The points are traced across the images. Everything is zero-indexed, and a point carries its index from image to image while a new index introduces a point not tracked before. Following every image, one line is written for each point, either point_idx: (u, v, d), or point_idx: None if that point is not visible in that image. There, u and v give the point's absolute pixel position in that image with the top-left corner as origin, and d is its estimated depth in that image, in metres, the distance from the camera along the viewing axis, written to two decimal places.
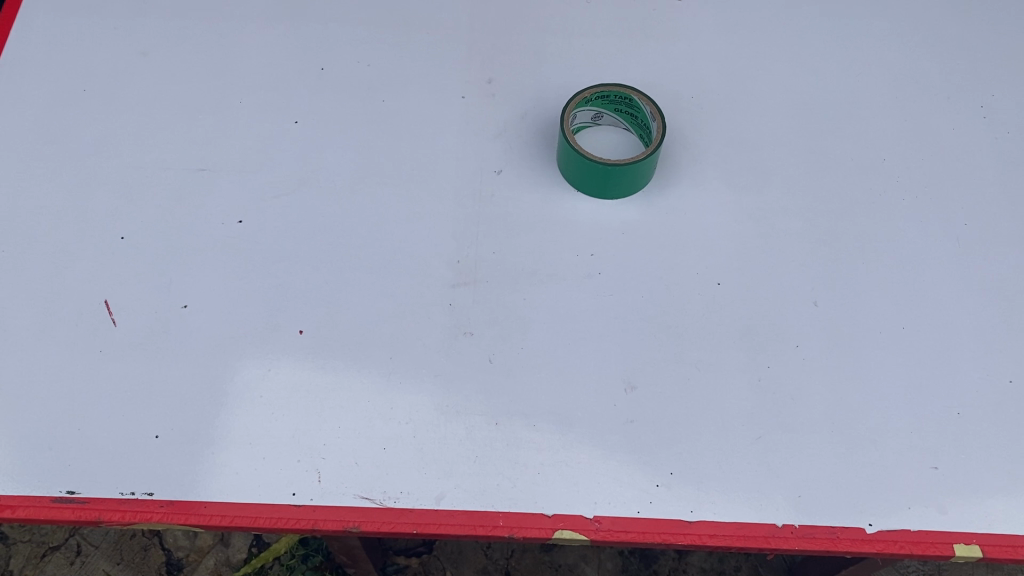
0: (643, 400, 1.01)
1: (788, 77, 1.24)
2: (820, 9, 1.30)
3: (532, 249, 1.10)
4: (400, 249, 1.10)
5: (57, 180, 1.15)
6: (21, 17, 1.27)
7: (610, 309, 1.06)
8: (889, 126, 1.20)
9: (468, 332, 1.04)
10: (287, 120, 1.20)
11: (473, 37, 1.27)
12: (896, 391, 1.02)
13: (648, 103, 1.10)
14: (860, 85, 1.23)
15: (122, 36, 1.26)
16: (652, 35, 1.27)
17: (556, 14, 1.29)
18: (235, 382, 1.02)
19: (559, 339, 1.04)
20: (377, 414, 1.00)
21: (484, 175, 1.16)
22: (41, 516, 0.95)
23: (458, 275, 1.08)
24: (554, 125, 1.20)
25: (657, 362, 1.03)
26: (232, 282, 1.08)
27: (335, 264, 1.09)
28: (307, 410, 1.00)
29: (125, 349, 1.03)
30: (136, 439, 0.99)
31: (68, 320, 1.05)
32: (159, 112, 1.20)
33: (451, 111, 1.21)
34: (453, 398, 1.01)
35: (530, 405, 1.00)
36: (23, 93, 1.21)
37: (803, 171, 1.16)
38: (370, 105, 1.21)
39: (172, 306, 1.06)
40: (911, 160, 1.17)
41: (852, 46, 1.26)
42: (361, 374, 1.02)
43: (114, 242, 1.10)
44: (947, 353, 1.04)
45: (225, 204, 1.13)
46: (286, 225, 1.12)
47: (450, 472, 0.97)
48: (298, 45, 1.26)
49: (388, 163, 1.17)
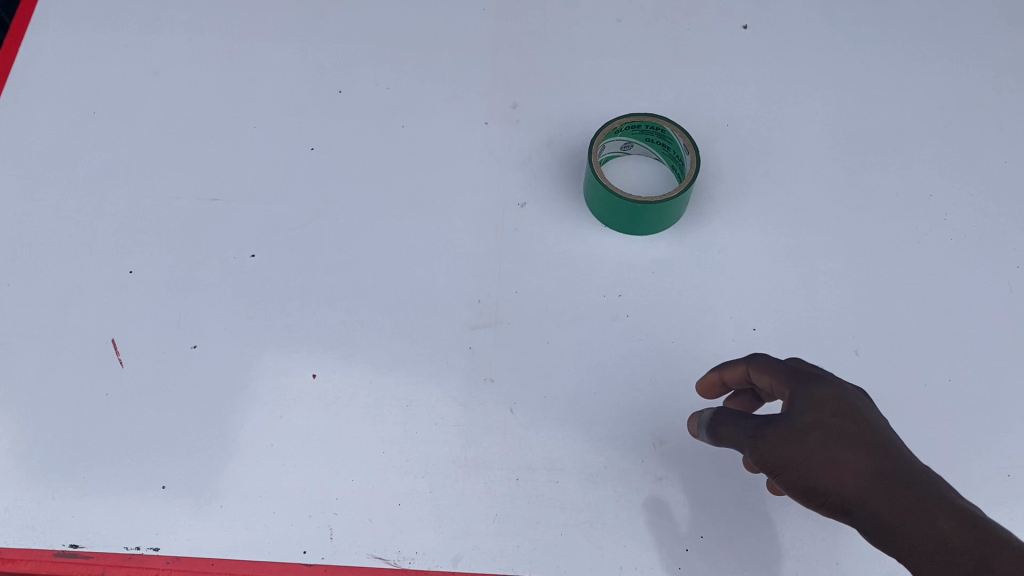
0: (672, 455, 0.96)
1: (829, 102, 1.17)
2: (865, 29, 1.23)
3: (556, 289, 1.05)
4: (418, 288, 1.05)
5: (64, 209, 1.10)
6: (29, 34, 1.23)
7: (639, 356, 1.01)
8: (937, 158, 1.13)
9: (488, 377, 1.00)
10: (302, 146, 1.15)
11: (498, 58, 1.21)
12: (942, 450, 0.96)
13: (681, 135, 1.04)
14: (907, 113, 1.16)
15: (134, 55, 1.22)
16: (686, 56, 1.21)
17: (585, 33, 1.23)
18: (245, 430, 0.98)
19: (584, 387, 0.99)
20: (391, 467, 0.95)
21: (506, 207, 1.10)
22: (43, 570, 0.92)
23: (478, 316, 1.03)
24: (581, 152, 1.15)
25: (688, 415, 0.98)
26: (243, 321, 1.03)
27: (350, 302, 1.04)
28: (320, 462, 0.96)
29: (132, 392, 0.99)
30: (142, 490, 0.95)
31: (74, 360, 1.01)
32: (171, 137, 1.16)
33: (473, 138, 1.15)
34: (471, 450, 0.96)
35: (553, 459, 0.96)
36: (31, 115, 1.17)
37: (845, 206, 1.10)
38: (388, 131, 1.16)
39: (181, 345, 1.02)
40: (961, 196, 1.11)
41: (898, 71, 1.20)
42: (375, 422, 0.97)
43: (122, 276, 1.06)
44: (997, 409, 0.98)
45: (237, 237, 1.09)
46: (300, 260, 1.07)
47: (468, 532, 0.92)
48: (314, 66, 1.20)
49: (406, 193, 1.11)
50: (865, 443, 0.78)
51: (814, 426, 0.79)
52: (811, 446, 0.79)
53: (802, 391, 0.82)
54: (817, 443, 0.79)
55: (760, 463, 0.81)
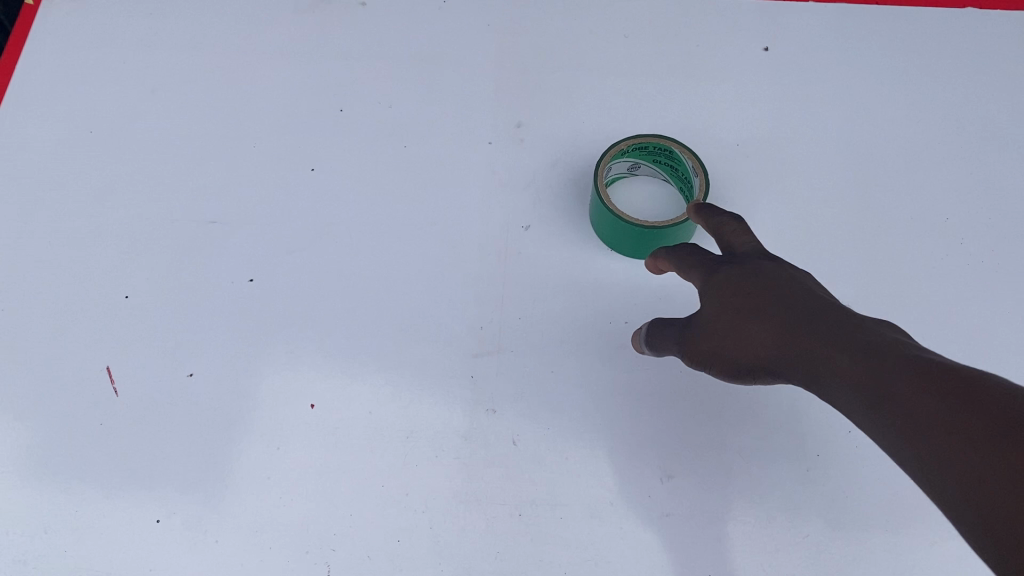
0: (681, 490, 0.93)
1: (842, 122, 1.15)
2: (880, 45, 1.20)
3: (561, 316, 1.02)
4: (419, 314, 1.03)
5: (60, 232, 1.08)
6: (26, 49, 1.20)
7: (645, 386, 0.98)
8: (954, 179, 1.12)
9: (490, 409, 0.97)
10: (303, 167, 1.12)
11: (502, 76, 1.18)
12: None
13: (690, 157, 1.00)
14: (923, 132, 1.15)
15: (132, 73, 1.20)
16: (695, 74, 1.18)
17: (592, 50, 1.20)
18: (242, 462, 0.95)
19: (590, 419, 0.97)
20: (391, 502, 0.93)
21: (511, 230, 1.08)
22: None
23: (481, 344, 1.00)
24: (587, 172, 1.12)
25: (697, 448, 0.95)
26: (240, 348, 1.01)
27: (350, 328, 1.02)
28: (317, 495, 0.93)
29: (127, 422, 0.97)
30: (137, 524, 0.93)
31: (68, 389, 0.99)
32: (169, 157, 1.14)
33: (477, 158, 1.13)
34: (473, 484, 0.94)
35: (558, 495, 0.93)
36: (27, 134, 1.15)
37: (855, 233, 1.08)
38: (390, 151, 1.13)
39: (177, 374, 1.00)
40: (973, 223, 1.09)
41: (913, 89, 1.17)
42: (375, 455, 0.95)
43: (118, 301, 1.04)
44: None
45: (235, 261, 1.06)
46: (299, 285, 1.05)
47: (469, 570, 0.91)
48: (314, 83, 1.18)
49: (408, 216, 1.09)
50: (779, 301, 0.73)
51: (722, 300, 0.76)
52: (724, 326, 0.75)
53: (714, 276, 0.79)
54: (729, 331, 0.74)
55: (695, 360, 0.78)
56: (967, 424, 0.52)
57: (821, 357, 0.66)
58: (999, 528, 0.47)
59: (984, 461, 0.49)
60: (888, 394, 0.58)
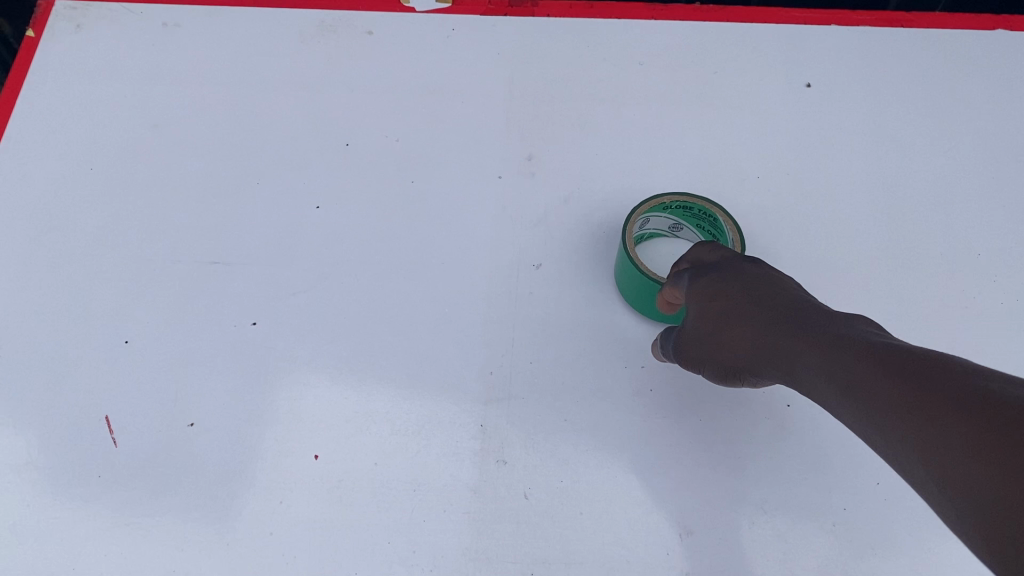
0: (700, 547, 0.89)
1: (866, 153, 1.11)
2: (904, 73, 1.17)
3: (574, 360, 0.98)
4: (427, 358, 0.99)
5: (59, 274, 1.06)
6: (28, 84, 1.18)
7: (662, 435, 0.94)
8: (986, 212, 1.08)
9: (500, 460, 0.93)
10: (307, 203, 1.09)
11: (512, 107, 1.15)
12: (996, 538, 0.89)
13: (733, 230, 0.94)
14: (952, 163, 1.11)
15: (134, 108, 1.17)
16: (712, 104, 1.15)
17: (604, 79, 1.17)
18: (244, 517, 0.92)
19: (604, 471, 0.92)
20: (397, 559, 0.89)
21: (521, 269, 1.04)
22: None
23: (490, 391, 0.97)
24: (600, 208, 1.08)
25: (717, 502, 0.91)
26: (242, 395, 0.98)
27: (355, 374, 0.98)
28: (321, 552, 0.90)
29: (126, 473, 0.94)
30: None
31: (66, 439, 0.96)
32: (170, 195, 1.11)
33: (486, 193, 1.09)
34: (483, 541, 0.89)
35: (572, 551, 0.89)
36: (26, 172, 1.12)
37: (882, 269, 1.03)
38: (397, 186, 1.10)
39: (177, 423, 0.96)
40: (1007, 258, 1.04)
41: (939, 119, 1.14)
42: (381, 508, 0.91)
43: (117, 346, 1.01)
44: None
45: (237, 303, 1.03)
46: (303, 328, 1.01)
47: None
48: (320, 116, 1.15)
49: (414, 254, 1.05)
50: (752, 304, 0.73)
51: (701, 308, 0.78)
52: (716, 342, 0.76)
53: (691, 290, 0.81)
54: (715, 340, 0.76)
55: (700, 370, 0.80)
56: (926, 403, 0.48)
57: (798, 361, 0.64)
58: (972, 497, 0.42)
59: (947, 430, 0.46)
60: (854, 388, 0.55)
